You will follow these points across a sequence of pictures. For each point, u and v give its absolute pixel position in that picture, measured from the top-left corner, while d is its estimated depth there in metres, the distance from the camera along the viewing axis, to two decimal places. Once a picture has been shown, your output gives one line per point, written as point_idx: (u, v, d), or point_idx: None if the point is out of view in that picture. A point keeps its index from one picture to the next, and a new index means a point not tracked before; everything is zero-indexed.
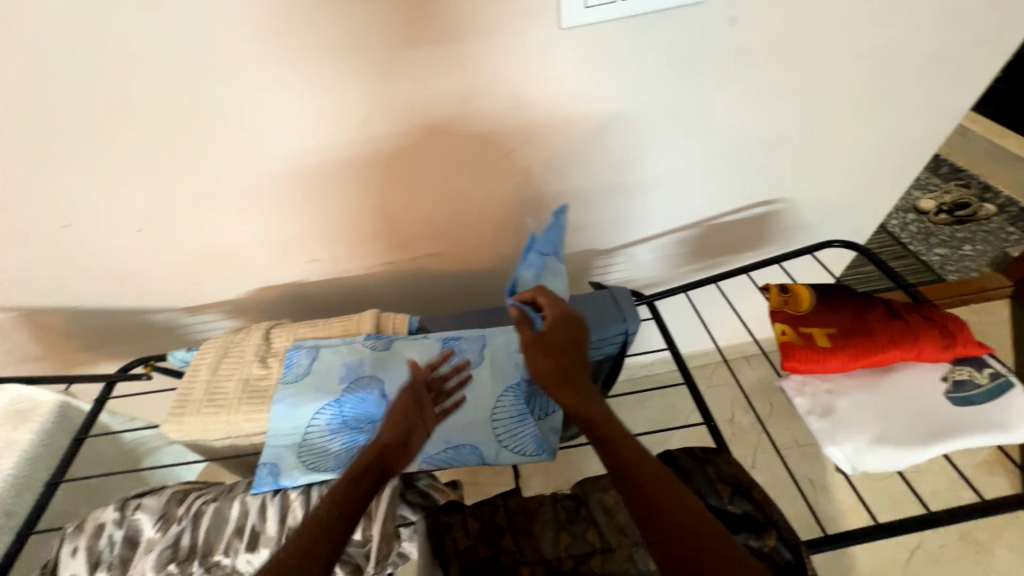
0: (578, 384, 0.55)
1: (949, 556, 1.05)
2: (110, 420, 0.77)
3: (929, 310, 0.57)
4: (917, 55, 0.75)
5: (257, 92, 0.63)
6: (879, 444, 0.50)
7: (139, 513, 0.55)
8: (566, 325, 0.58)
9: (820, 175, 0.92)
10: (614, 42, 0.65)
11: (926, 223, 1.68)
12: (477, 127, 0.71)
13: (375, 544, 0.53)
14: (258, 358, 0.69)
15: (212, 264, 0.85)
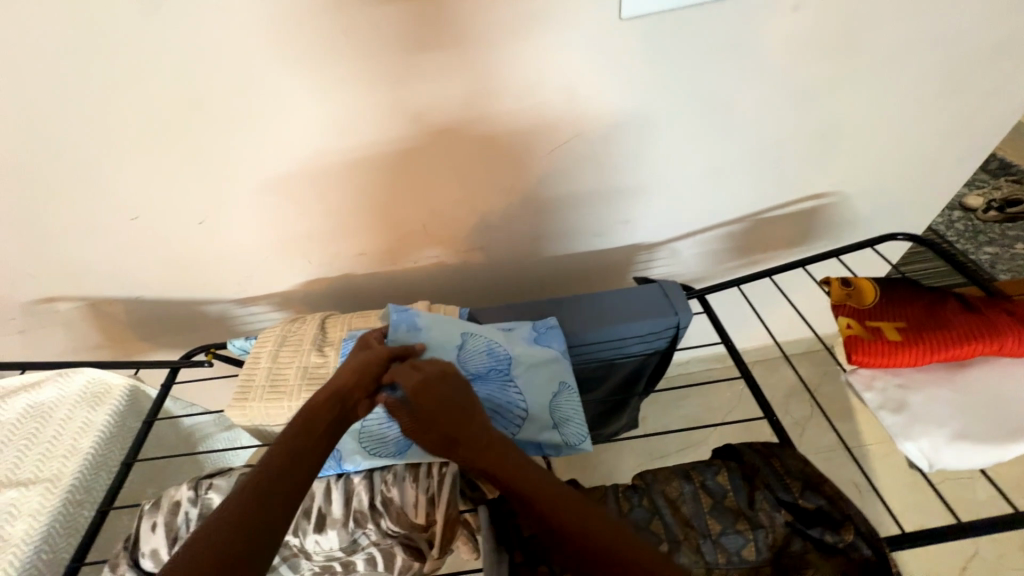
0: (472, 438, 0.52)
1: (1007, 565, 1.01)
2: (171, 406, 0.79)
3: (1008, 305, 0.55)
4: (987, 42, 0.72)
5: (325, 86, 0.65)
6: (959, 440, 0.49)
7: (212, 492, 0.57)
8: (437, 391, 0.54)
9: (875, 168, 0.89)
10: (672, 32, 0.66)
11: (973, 221, 1.62)
12: (531, 117, 0.73)
13: (439, 529, 0.54)
14: (317, 347, 0.71)
15: (265, 256, 0.88)
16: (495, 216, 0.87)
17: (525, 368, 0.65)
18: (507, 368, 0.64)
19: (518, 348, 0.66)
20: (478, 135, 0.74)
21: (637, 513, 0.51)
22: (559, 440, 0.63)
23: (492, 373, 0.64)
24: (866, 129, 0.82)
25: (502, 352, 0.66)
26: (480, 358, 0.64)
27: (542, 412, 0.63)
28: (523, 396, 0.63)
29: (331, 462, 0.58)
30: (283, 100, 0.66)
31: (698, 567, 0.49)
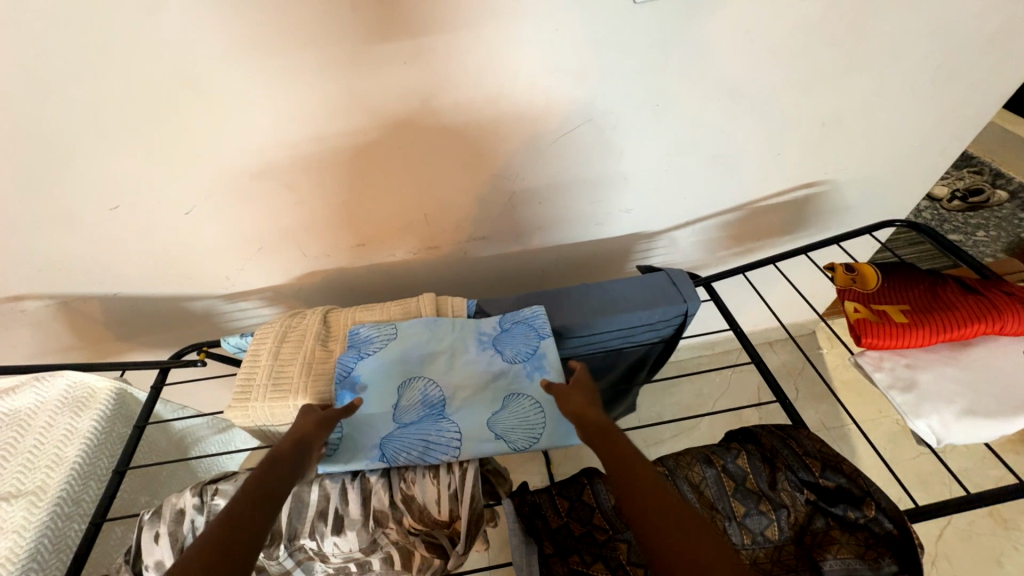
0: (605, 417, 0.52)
1: (978, 531, 1.09)
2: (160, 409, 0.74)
3: (1006, 285, 0.58)
4: (976, 36, 0.74)
5: (327, 68, 0.62)
6: (967, 416, 0.51)
7: (219, 498, 0.54)
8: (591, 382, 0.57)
9: (864, 158, 0.92)
10: (683, 17, 0.65)
11: (939, 210, 1.70)
12: (537, 103, 0.71)
13: (463, 524, 0.53)
14: (320, 342, 0.68)
15: (256, 249, 0.83)
16: (497, 206, 0.86)
17: (461, 396, 0.59)
18: (441, 410, 0.58)
19: (455, 377, 0.60)
20: (484, 122, 0.72)
21: None
22: (508, 451, 0.56)
23: (426, 419, 0.58)
24: (861, 119, 0.84)
25: (437, 385, 0.60)
26: (412, 407, 0.58)
27: (480, 431, 0.57)
28: (456, 423, 0.57)
29: (347, 464, 0.55)
30: (282, 82, 0.62)
31: None
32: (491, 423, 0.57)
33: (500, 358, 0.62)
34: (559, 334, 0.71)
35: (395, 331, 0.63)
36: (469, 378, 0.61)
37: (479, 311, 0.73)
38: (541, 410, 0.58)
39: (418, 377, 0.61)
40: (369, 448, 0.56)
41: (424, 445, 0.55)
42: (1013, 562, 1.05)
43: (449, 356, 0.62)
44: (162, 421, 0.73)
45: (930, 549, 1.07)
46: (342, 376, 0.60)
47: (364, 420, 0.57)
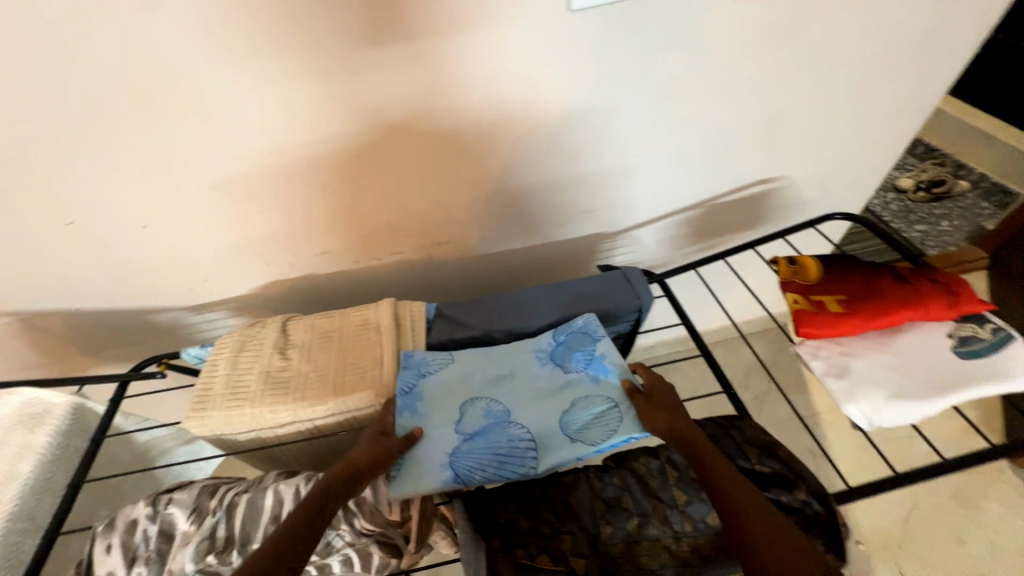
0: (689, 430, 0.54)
1: (943, 513, 1.11)
2: (121, 422, 0.75)
3: (933, 274, 0.60)
4: (908, 34, 0.77)
5: (275, 80, 0.63)
6: (895, 399, 0.53)
7: (172, 507, 0.55)
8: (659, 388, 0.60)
9: (816, 154, 0.95)
10: (621, 23, 0.67)
11: (905, 202, 1.75)
12: (486, 108, 0.73)
13: (415, 522, 0.54)
14: (278, 350, 0.69)
15: (218, 260, 0.84)
16: (458, 210, 0.87)
17: (529, 407, 0.60)
18: (508, 420, 0.59)
19: (518, 392, 0.61)
20: (437, 129, 0.74)
21: (608, 491, 0.55)
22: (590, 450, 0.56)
23: (494, 429, 0.58)
24: (808, 115, 0.87)
25: (498, 400, 0.61)
26: (477, 419, 0.59)
27: (552, 441, 0.57)
28: (526, 429, 0.58)
29: (426, 481, 0.54)
30: (229, 96, 0.63)
31: (664, 537, 0.52)
32: (564, 426, 0.58)
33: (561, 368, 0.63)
34: (514, 334, 0.73)
35: (450, 355, 0.65)
36: (534, 390, 0.61)
37: (438, 315, 0.74)
38: (613, 414, 0.58)
39: (479, 395, 0.61)
40: (438, 466, 0.55)
41: (498, 461, 0.55)
42: (974, 541, 1.08)
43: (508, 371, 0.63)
44: (123, 434, 0.74)
45: (895, 532, 1.10)
46: (404, 393, 0.61)
47: (430, 436, 0.57)
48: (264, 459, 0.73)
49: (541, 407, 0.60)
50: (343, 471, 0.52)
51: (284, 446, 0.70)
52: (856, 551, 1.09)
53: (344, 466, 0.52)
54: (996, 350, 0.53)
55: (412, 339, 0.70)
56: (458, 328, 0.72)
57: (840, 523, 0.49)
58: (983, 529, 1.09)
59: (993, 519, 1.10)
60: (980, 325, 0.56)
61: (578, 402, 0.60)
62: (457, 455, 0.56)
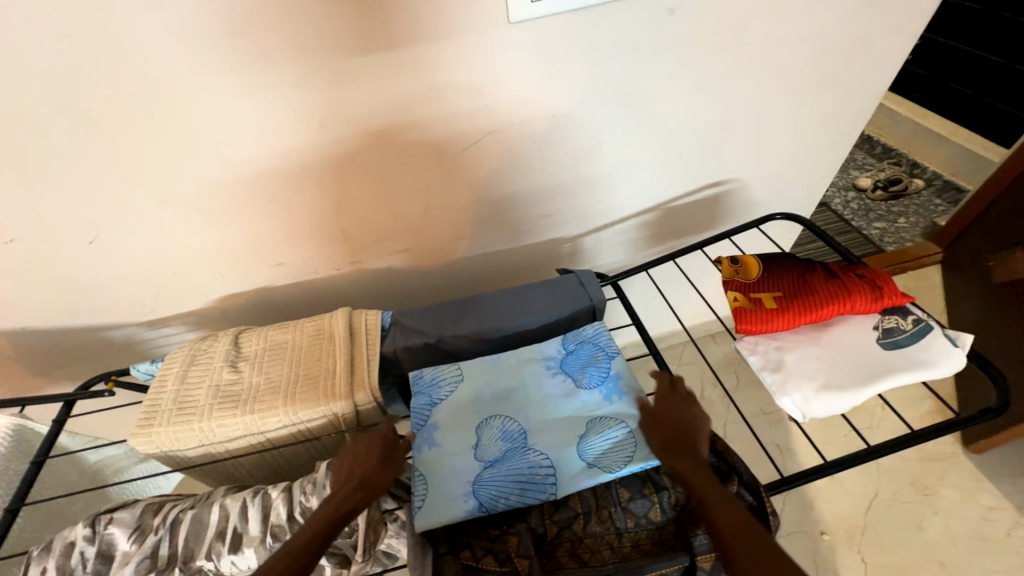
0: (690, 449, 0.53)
1: (902, 501, 1.15)
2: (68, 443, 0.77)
3: (860, 269, 0.64)
4: (839, 42, 0.81)
5: (220, 94, 0.64)
6: (824, 390, 0.55)
7: (112, 527, 0.54)
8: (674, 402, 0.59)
9: (764, 156, 0.98)
10: (561, 34, 0.69)
11: (864, 200, 1.81)
12: (435, 117, 0.74)
13: (361, 531, 0.54)
14: (229, 363, 0.69)
15: (172, 274, 0.83)
16: (415, 218, 0.88)
17: (545, 429, 0.60)
18: (524, 442, 0.59)
19: (533, 414, 0.62)
20: (387, 139, 0.75)
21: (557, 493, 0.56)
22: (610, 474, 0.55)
23: (512, 454, 0.58)
24: (753, 120, 0.90)
25: (514, 420, 0.62)
26: (494, 445, 0.60)
27: (573, 465, 0.56)
28: (544, 454, 0.58)
29: (447, 511, 0.54)
30: (175, 110, 0.64)
31: (607, 533, 0.53)
32: (581, 449, 0.57)
33: (570, 381, 0.65)
34: (468, 339, 0.73)
35: (459, 371, 0.68)
36: (549, 412, 0.62)
37: (394, 324, 0.74)
38: (628, 429, 0.58)
39: (495, 417, 0.63)
40: (461, 496, 0.55)
41: (520, 487, 0.55)
42: (932, 526, 1.11)
43: (520, 389, 0.65)
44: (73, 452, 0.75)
45: (858, 521, 1.13)
46: (421, 425, 0.63)
47: (451, 464, 0.58)
48: (216, 474, 0.72)
49: (556, 427, 0.60)
50: (352, 487, 0.53)
51: (236, 460, 0.69)
52: (821, 541, 1.11)
53: (355, 482, 0.53)
54: (915, 340, 0.56)
55: (365, 347, 0.70)
56: (413, 334, 0.73)
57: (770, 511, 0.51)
58: (940, 515, 1.13)
59: (949, 505, 1.14)
60: (903, 317, 0.58)
61: (593, 422, 0.60)
62: (479, 484, 0.56)
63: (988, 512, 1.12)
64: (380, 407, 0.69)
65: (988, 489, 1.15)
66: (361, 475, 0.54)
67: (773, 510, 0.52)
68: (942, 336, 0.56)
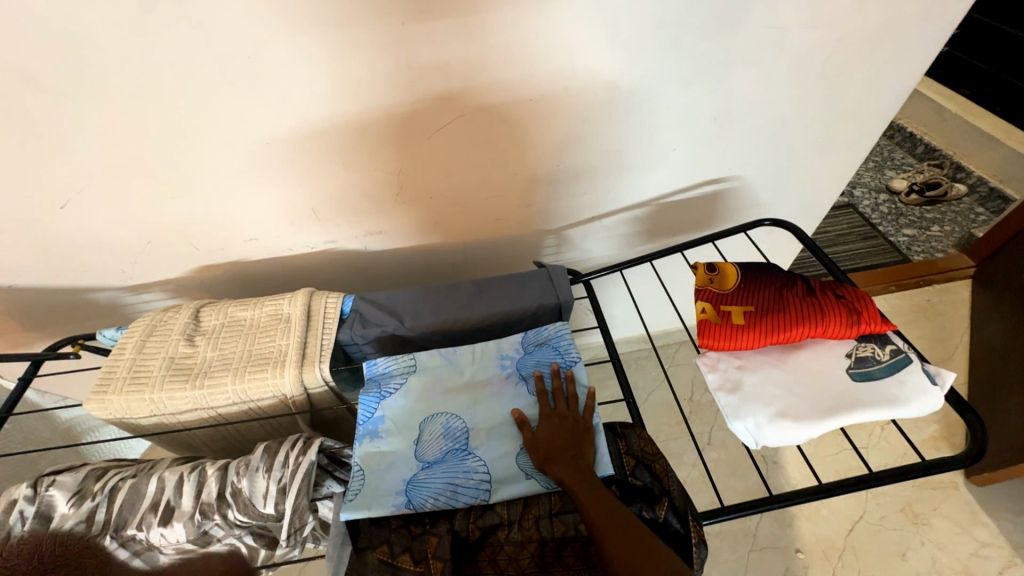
0: (572, 459, 0.54)
1: (889, 527, 1.09)
2: (39, 398, 1.03)
3: (842, 289, 0.58)
4: (863, 29, 0.71)
5: (172, 62, 0.61)
6: (779, 418, 0.51)
7: (53, 489, 0.55)
8: (559, 422, 0.57)
9: (771, 154, 0.90)
10: (535, 12, 0.63)
11: (896, 204, 1.68)
12: (401, 96, 0.69)
13: (287, 517, 0.54)
14: (185, 337, 0.69)
15: (145, 243, 0.84)
16: (387, 202, 0.85)
17: (483, 433, 0.59)
18: (465, 444, 0.59)
19: (477, 415, 0.61)
20: (351, 116, 0.71)
21: (485, 508, 0.55)
22: (539, 490, 0.55)
23: (450, 455, 0.58)
24: (758, 114, 0.81)
25: (460, 419, 0.61)
26: (436, 443, 0.59)
27: (509, 472, 0.56)
28: (482, 460, 0.57)
29: (366, 508, 0.54)
30: (126, 75, 0.62)
31: (531, 541, 0.53)
32: (518, 462, 0.57)
33: (521, 379, 0.64)
34: (426, 331, 0.71)
35: (414, 362, 0.66)
36: (492, 416, 0.61)
37: (354, 310, 0.73)
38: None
39: (440, 413, 0.62)
40: (392, 492, 0.55)
41: (451, 488, 0.55)
42: (917, 555, 1.06)
43: (472, 387, 0.64)
44: (45, 411, 0.98)
45: (838, 542, 1.09)
46: (366, 418, 0.62)
47: (392, 461, 0.58)
48: (174, 442, 0.74)
49: (499, 430, 0.60)
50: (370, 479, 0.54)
51: (191, 432, 0.71)
52: (795, 559, 1.08)
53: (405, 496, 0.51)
54: (889, 373, 0.51)
55: (320, 332, 0.69)
56: (371, 321, 0.71)
57: (694, 542, 0.52)
58: (927, 546, 1.07)
59: (940, 537, 1.08)
60: (880, 346, 0.53)
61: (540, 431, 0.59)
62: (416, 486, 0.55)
63: (981, 548, 1.06)
64: (331, 391, 0.69)
65: (986, 524, 1.09)
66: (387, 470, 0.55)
67: (698, 541, 0.52)
68: (921, 371, 0.51)
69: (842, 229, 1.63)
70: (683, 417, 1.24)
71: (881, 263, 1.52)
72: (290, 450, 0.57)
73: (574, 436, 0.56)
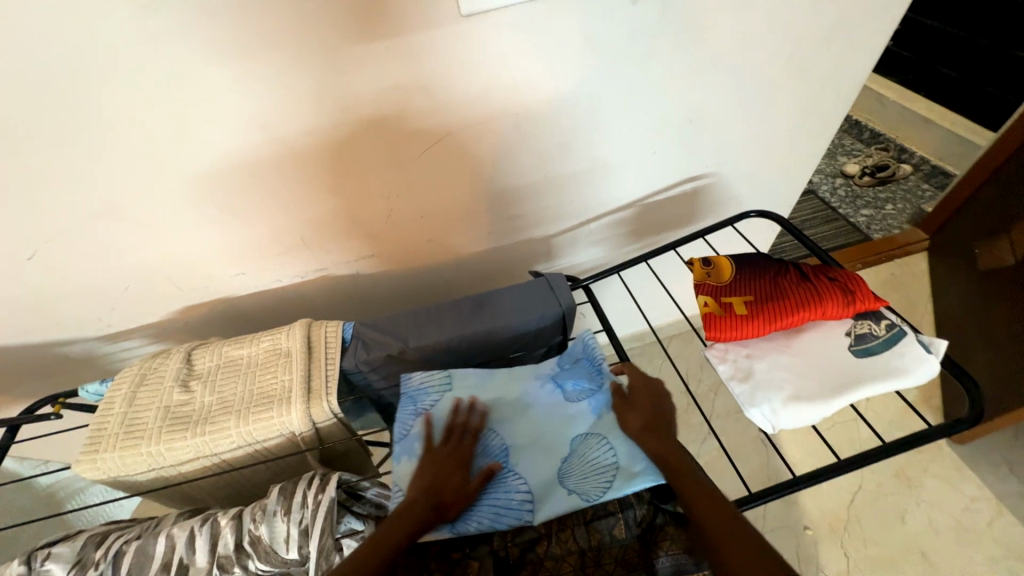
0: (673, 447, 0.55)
1: (886, 494, 1.14)
2: (18, 467, 0.98)
3: (833, 272, 0.61)
4: (817, 28, 0.76)
5: (148, 99, 0.59)
6: (794, 401, 0.53)
7: (49, 563, 0.52)
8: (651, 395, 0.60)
9: (744, 150, 0.94)
10: (517, 29, 0.65)
11: (852, 187, 1.77)
12: (391, 121, 0.70)
13: (313, 560, 0.51)
14: (179, 383, 0.66)
15: (125, 288, 0.80)
16: (379, 225, 0.85)
17: (522, 449, 0.58)
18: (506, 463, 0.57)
19: (517, 431, 0.59)
20: (338, 141, 0.70)
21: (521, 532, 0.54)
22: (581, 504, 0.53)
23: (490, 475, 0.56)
24: (729, 113, 0.86)
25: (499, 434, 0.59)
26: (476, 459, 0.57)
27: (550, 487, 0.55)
28: (524, 480, 0.56)
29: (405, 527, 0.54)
30: (100, 115, 0.59)
31: (572, 550, 0.53)
32: (561, 474, 0.56)
33: (566, 401, 0.62)
34: (432, 351, 0.70)
35: (449, 378, 0.64)
36: (534, 431, 0.60)
37: (355, 336, 0.71)
38: (613, 449, 0.57)
39: (476, 428, 0.60)
40: None
41: (493, 511, 0.53)
42: (915, 517, 1.11)
43: (507, 400, 0.62)
44: (24, 480, 0.92)
45: (842, 514, 1.13)
46: (401, 436, 0.59)
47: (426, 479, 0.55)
48: (175, 496, 0.70)
49: (540, 445, 0.58)
50: (426, 501, 0.53)
51: (194, 483, 0.67)
52: (804, 535, 1.11)
53: (429, 496, 0.53)
54: (888, 346, 0.54)
55: (324, 363, 0.67)
56: (375, 347, 0.70)
57: None
58: (923, 507, 1.12)
59: (933, 496, 1.13)
60: (875, 322, 0.56)
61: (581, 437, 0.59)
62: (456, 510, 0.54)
63: (971, 502, 1.12)
64: (340, 423, 0.66)
65: (972, 479, 1.15)
66: (436, 493, 0.53)
67: None
68: (916, 342, 0.54)
69: (806, 215, 1.72)
70: (682, 410, 1.27)
71: (846, 244, 1.61)
72: (308, 489, 0.55)
73: (660, 406, 0.59)
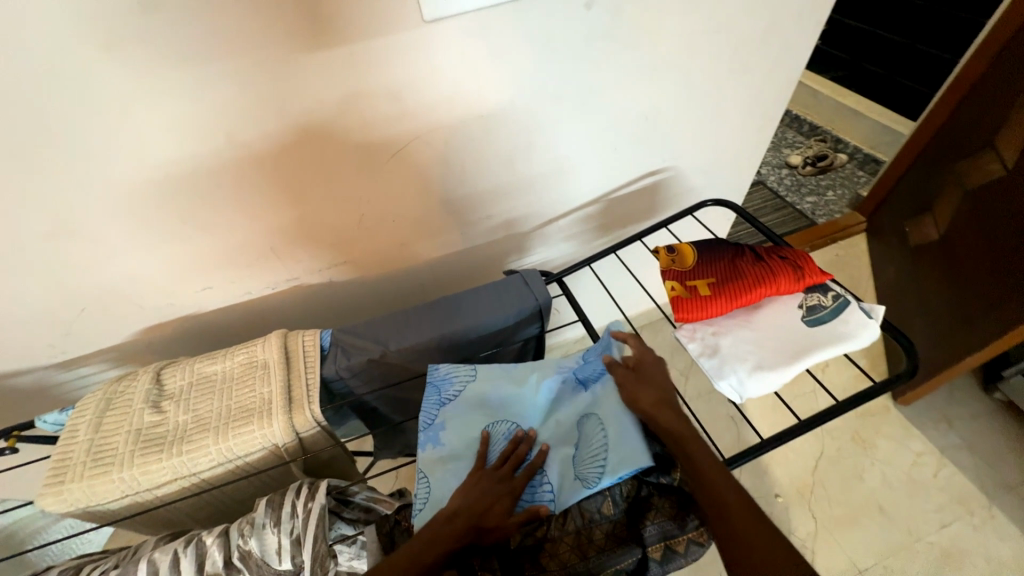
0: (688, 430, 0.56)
1: (845, 457, 1.23)
2: None
3: (784, 251, 0.67)
4: (755, 29, 0.82)
5: (99, 113, 0.57)
6: (758, 370, 0.57)
7: None
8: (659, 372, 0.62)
9: (698, 144, 1.00)
10: (478, 34, 0.66)
11: (796, 176, 1.90)
12: (356, 127, 0.70)
13: (308, 568, 0.51)
14: (150, 404, 0.63)
15: (80, 310, 0.76)
16: (350, 231, 0.84)
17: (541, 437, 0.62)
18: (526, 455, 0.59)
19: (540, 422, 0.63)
20: (303, 149, 0.70)
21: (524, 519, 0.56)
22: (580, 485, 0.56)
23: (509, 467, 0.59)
24: (681, 109, 0.91)
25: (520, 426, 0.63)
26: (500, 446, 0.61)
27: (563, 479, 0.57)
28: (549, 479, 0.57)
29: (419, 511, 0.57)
30: (46, 131, 0.56)
31: (567, 529, 0.55)
32: (574, 461, 0.58)
33: (581, 389, 0.65)
34: (414, 352, 0.71)
35: (474, 372, 0.67)
36: (553, 424, 0.62)
37: (334, 343, 0.71)
38: (604, 429, 0.59)
39: (500, 420, 0.64)
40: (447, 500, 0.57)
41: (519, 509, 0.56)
42: (871, 475, 1.20)
43: (526, 393, 0.65)
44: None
45: (808, 479, 1.20)
46: (427, 424, 0.63)
47: (453, 468, 0.60)
48: (150, 522, 0.67)
49: (554, 433, 0.61)
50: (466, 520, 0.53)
51: (171, 506, 0.64)
52: (776, 503, 1.18)
53: (471, 516, 0.53)
54: (835, 315, 0.60)
55: (303, 372, 0.66)
56: (355, 352, 0.70)
57: None
58: (877, 466, 1.22)
59: (885, 455, 1.23)
60: (823, 294, 0.62)
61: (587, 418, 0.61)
62: None
63: (918, 457, 1.22)
64: (324, 431, 0.66)
65: (917, 436, 1.26)
66: (478, 518, 0.53)
67: None
68: (858, 309, 0.59)
69: (758, 204, 1.83)
70: None
71: (794, 229, 1.72)
72: (296, 498, 0.54)
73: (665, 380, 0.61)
